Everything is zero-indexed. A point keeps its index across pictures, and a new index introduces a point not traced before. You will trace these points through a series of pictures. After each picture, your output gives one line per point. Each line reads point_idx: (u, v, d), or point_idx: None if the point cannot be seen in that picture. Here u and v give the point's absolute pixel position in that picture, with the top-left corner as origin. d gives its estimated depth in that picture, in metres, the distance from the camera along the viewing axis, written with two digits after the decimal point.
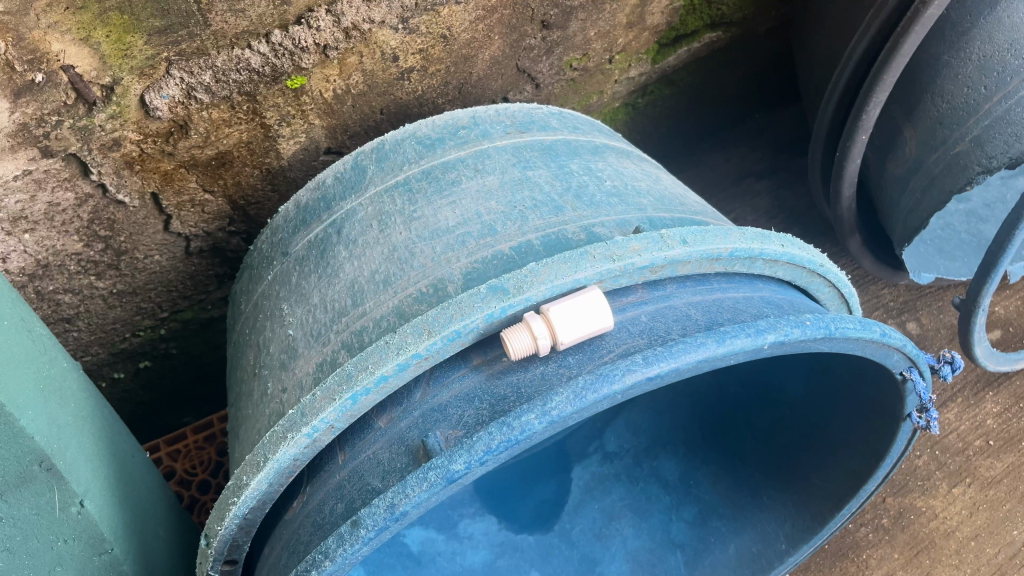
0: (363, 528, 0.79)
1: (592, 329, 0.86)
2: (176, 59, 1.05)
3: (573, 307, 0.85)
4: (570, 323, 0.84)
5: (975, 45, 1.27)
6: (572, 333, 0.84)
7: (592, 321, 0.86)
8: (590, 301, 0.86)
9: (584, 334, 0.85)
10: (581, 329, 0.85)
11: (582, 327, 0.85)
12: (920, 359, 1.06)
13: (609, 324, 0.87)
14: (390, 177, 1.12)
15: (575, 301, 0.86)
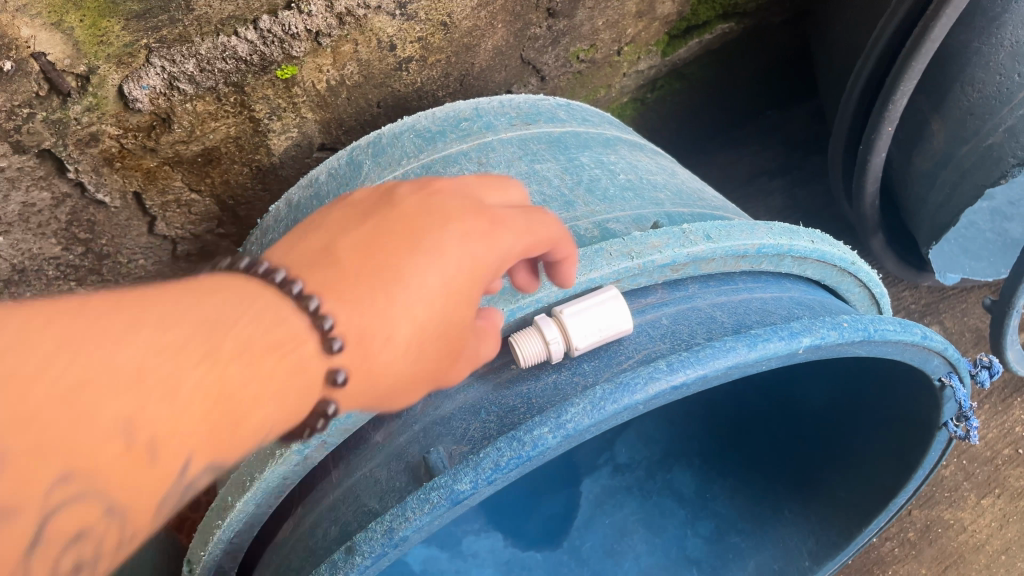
0: (359, 555, 0.72)
1: (610, 332, 0.78)
2: (157, 47, 0.97)
3: (586, 308, 0.78)
4: (583, 326, 0.77)
5: (1008, 30, 1.18)
6: (586, 338, 0.77)
7: (608, 322, 0.78)
8: (605, 302, 0.78)
9: (602, 337, 0.78)
10: (597, 333, 0.77)
11: (598, 331, 0.77)
12: (960, 363, 0.99)
13: (628, 325, 0.79)
14: (387, 172, 1.04)
15: (588, 302, 0.78)
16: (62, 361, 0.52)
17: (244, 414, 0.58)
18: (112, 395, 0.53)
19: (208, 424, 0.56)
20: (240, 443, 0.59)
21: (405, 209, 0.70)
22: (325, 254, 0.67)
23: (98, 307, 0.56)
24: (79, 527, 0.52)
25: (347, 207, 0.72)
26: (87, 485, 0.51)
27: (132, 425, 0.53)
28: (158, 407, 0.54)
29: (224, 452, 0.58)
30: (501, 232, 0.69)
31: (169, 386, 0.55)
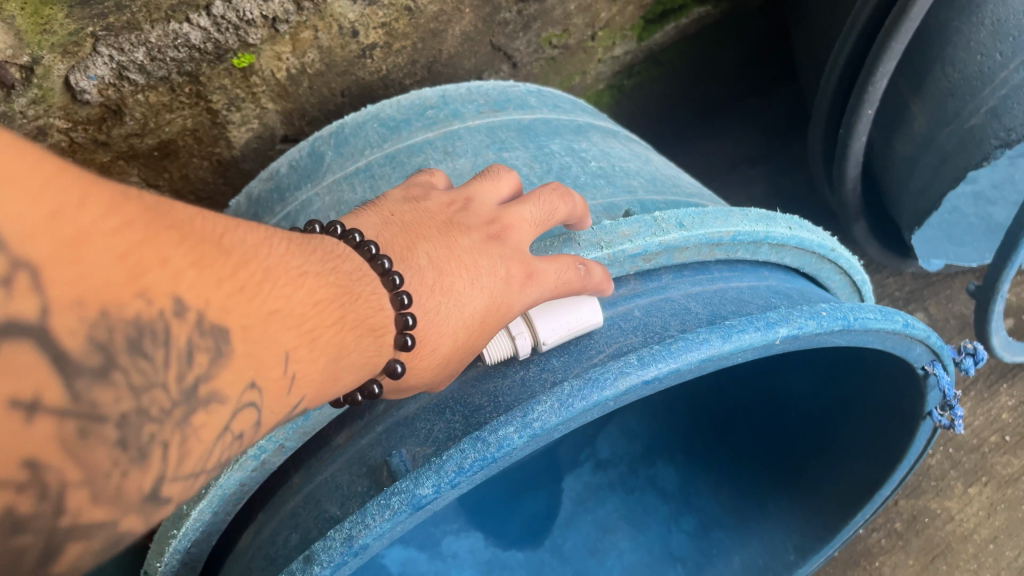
0: (317, 565, 0.68)
1: (577, 324, 0.75)
2: (104, 35, 0.92)
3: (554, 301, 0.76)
4: (547, 317, 0.75)
5: (988, 9, 1.16)
6: (551, 331, 0.75)
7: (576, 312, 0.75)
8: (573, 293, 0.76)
9: (573, 328, 0.75)
10: (565, 322, 0.75)
11: (564, 320, 0.75)
12: (944, 351, 0.96)
13: (597, 313, 0.76)
14: (350, 163, 1.00)
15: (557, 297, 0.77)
16: (267, 289, 0.54)
17: (342, 370, 0.60)
18: (287, 326, 0.54)
19: (323, 368, 0.58)
20: (334, 392, 0.61)
21: (463, 240, 0.71)
22: (413, 256, 0.69)
23: (279, 252, 0.57)
24: (240, 427, 0.50)
25: (417, 213, 0.73)
26: (254, 397, 0.51)
27: (289, 360, 0.54)
28: (308, 350, 0.56)
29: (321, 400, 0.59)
30: (533, 288, 0.72)
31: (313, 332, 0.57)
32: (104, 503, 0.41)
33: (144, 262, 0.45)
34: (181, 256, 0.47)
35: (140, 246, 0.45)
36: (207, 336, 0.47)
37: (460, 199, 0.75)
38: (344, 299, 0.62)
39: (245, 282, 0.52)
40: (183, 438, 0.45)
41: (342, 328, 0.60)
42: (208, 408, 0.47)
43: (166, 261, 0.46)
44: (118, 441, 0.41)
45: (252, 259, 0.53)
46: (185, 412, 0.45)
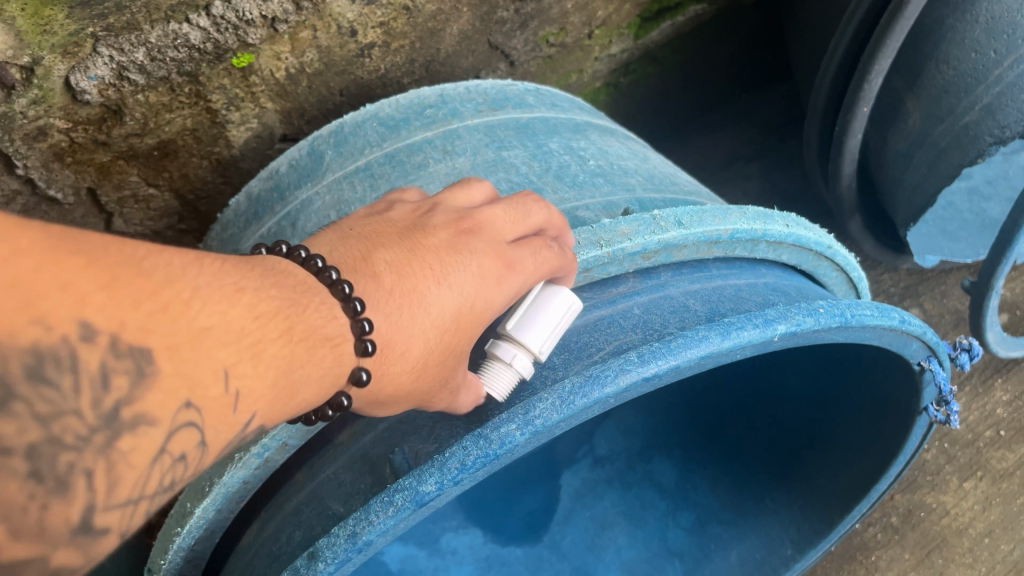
0: (321, 561, 0.68)
1: (561, 312, 0.73)
2: (104, 35, 0.93)
3: (527, 314, 0.73)
4: (532, 328, 0.72)
5: (982, 6, 1.17)
6: (541, 331, 0.72)
7: (557, 310, 0.73)
8: (542, 298, 0.74)
9: (562, 325, 0.73)
10: (555, 325, 0.73)
11: (553, 324, 0.73)
12: (940, 347, 0.97)
13: (576, 300, 0.74)
14: (350, 162, 1.01)
15: (528, 308, 0.74)
16: (198, 305, 0.52)
17: (301, 384, 0.58)
18: (227, 345, 0.52)
19: (282, 384, 0.56)
20: (297, 406, 0.59)
21: (427, 241, 0.70)
22: (368, 264, 0.67)
23: (211, 266, 0.56)
24: (181, 450, 0.50)
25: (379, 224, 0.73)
26: (191, 417, 0.50)
27: (231, 378, 0.52)
28: (253, 369, 0.54)
29: (282, 416, 0.58)
30: (514, 278, 0.71)
31: (260, 349, 0.55)
32: (26, 539, 0.42)
33: (39, 289, 0.45)
34: (102, 289, 0.47)
35: (35, 273, 0.45)
36: (123, 358, 0.47)
37: (426, 205, 0.75)
38: (300, 314, 0.59)
39: (165, 300, 0.50)
40: (109, 465, 0.46)
41: (295, 340, 0.58)
42: (135, 432, 0.47)
43: (68, 285, 0.46)
44: (31, 473, 0.43)
45: (176, 279, 0.52)
46: (106, 437, 0.46)
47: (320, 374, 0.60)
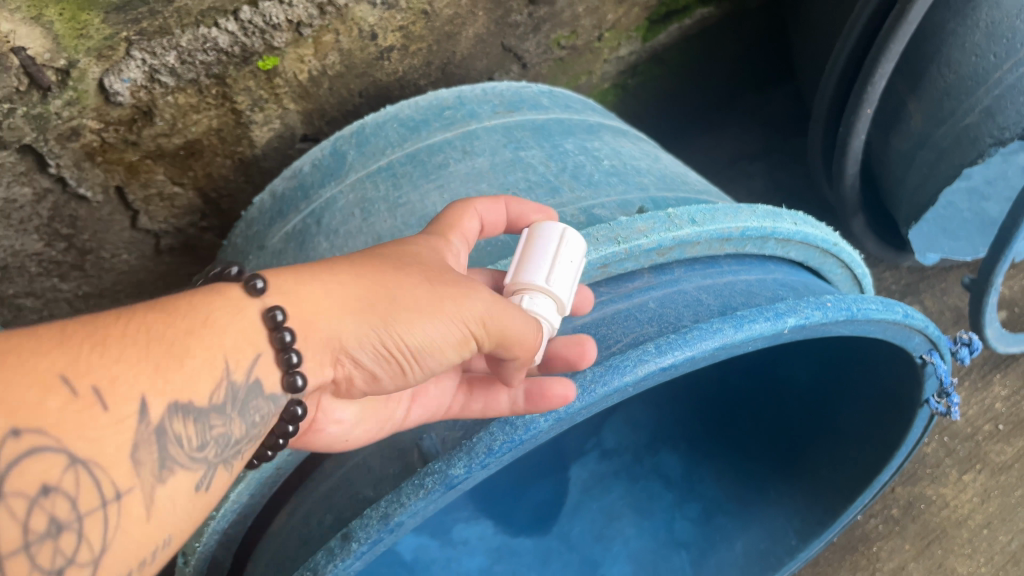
0: (355, 541, 0.72)
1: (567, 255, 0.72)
2: (137, 39, 0.96)
3: (533, 256, 0.73)
4: (540, 270, 0.72)
5: (982, 12, 1.20)
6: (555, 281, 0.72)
7: (561, 242, 0.73)
8: (543, 234, 0.74)
9: (572, 256, 0.73)
10: (563, 257, 0.72)
11: (559, 257, 0.72)
12: (941, 341, 1.00)
13: (574, 230, 0.73)
14: (372, 162, 1.04)
15: (531, 249, 0.74)
16: (29, 353, 0.53)
17: (183, 359, 0.59)
18: (45, 351, 0.53)
19: (151, 359, 0.58)
20: (195, 388, 0.60)
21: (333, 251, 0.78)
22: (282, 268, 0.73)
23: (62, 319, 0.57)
24: (45, 483, 0.51)
25: None
26: (37, 437, 0.51)
27: (70, 378, 0.53)
28: (101, 363, 0.55)
29: (180, 394, 0.59)
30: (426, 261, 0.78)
31: (104, 339, 0.56)
32: None
33: None
34: None
35: None
36: None
37: None
38: (160, 303, 0.62)
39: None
40: None
41: (158, 324, 0.59)
42: None
43: None
44: None
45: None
46: None
47: (208, 344, 0.61)
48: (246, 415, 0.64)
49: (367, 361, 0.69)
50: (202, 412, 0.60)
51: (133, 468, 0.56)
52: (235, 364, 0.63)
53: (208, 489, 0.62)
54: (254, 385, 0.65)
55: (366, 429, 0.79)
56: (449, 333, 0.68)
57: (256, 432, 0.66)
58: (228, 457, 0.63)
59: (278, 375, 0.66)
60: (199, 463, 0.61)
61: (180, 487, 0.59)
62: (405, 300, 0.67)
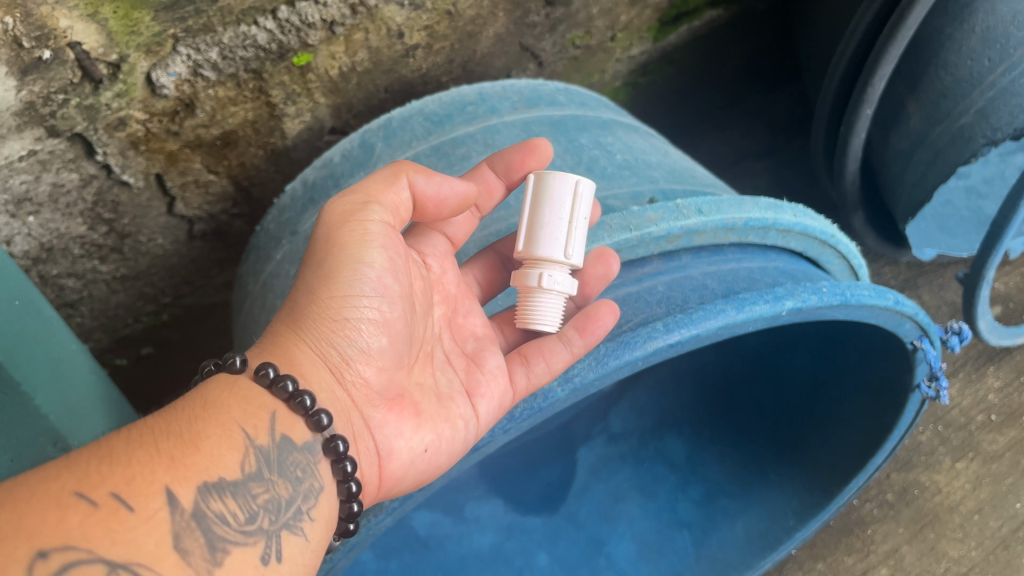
0: (389, 499, 0.83)
1: (584, 220, 0.85)
2: (183, 36, 1.04)
3: (549, 219, 0.86)
4: (559, 240, 0.85)
5: (978, 18, 1.27)
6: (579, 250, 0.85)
7: (576, 196, 0.85)
8: (555, 193, 0.85)
9: (584, 209, 0.85)
10: (579, 215, 0.85)
11: (576, 216, 0.85)
12: (931, 328, 1.07)
13: (579, 184, 0.85)
14: (399, 153, 1.11)
15: (546, 211, 0.85)
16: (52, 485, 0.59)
17: (194, 446, 0.67)
18: (60, 478, 0.60)
19: (168, 453, 0.65)
20: (216, 464, 0.67)
21: None
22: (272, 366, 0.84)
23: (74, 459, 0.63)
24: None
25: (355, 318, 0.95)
26: (68, 553, 0.56)
27: (86, 493, 0.59)
28: (116, 472, 0.62)
29: (206, 473, 0.66)
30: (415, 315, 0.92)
31: (110, 454, 0.64)
32: None
33: None
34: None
35: None
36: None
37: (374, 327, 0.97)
38: (164, 412, 0.70)
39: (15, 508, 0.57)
40: None
41: (158, 430, 0.67)
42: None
43: None
44: None
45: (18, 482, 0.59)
46: None
47: (216, 423, 0.70)
48: (284, 475, 0.72)
49: (369, 327, 0.80)
50: (236, 486, 0.67)
51: (182, 557, 0.61)
52: (255, 432, 0.72)
53: (280, 559, 0.68)
54: (283, 442, 0.74)
55: (437, 436, 0.86)
56: (371, 249, 0.80)
57: (308, 487, 0.74)
58: (286, 522, 0.70)
59: (303, 423, 0.76)
60: (256, 534, 0.67)
61: (242, 562, 0.64)
62: (325, 262, 0.79)
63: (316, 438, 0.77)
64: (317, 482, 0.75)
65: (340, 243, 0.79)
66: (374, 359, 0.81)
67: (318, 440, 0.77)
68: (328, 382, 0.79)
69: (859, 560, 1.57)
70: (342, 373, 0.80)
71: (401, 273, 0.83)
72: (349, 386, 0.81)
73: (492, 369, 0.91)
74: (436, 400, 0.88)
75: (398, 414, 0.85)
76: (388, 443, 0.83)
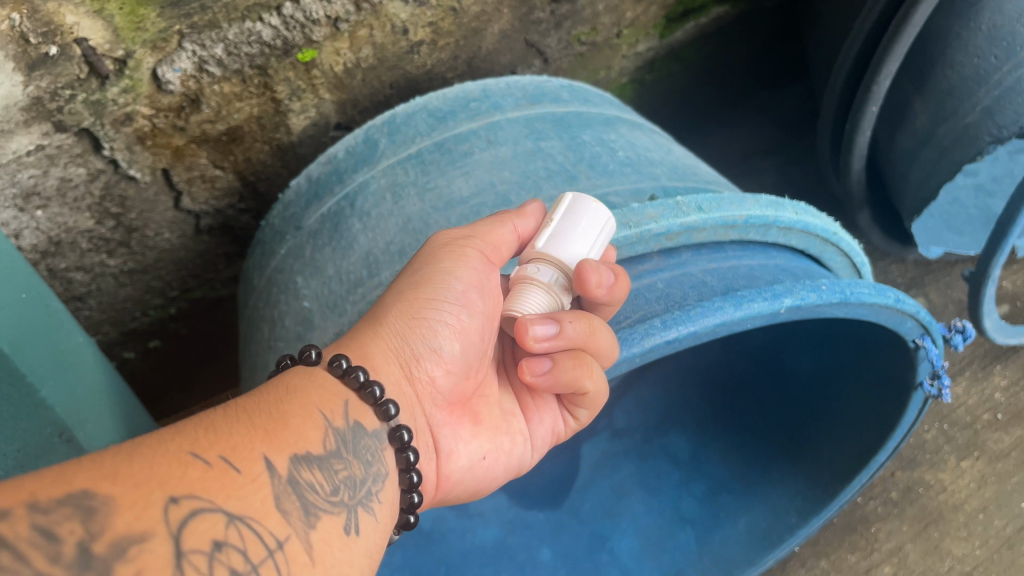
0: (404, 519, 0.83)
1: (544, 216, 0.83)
2: (189, 32, 1.05)
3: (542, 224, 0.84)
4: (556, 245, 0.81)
5: (985, 15, 1.26)
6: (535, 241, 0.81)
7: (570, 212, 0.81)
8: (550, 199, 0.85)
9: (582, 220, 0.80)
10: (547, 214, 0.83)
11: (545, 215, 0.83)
12: (933, 326, 1.07)
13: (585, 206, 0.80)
14: (402, 150, 1.11)
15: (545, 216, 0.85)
16: (165, 444, 0.59)
17: (282, 422, 0.67)
18: (171, 438, 0.59)
19: (261, 428, 0.65)
20: (303, 439, 0.67)
21: None
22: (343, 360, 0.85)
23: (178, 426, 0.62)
24: (216, 538, 0.54)
25: None
26: (195, 501, 0.55)
27: (199, 453, 0.59)
28: (219, 439, 0.62)
29: (297, 446, 0.66)
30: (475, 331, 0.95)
31: (212, 424, 0.63)
32: None
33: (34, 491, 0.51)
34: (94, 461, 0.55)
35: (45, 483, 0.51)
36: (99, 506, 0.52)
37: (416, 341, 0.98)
38: (247, 395, 0.70)
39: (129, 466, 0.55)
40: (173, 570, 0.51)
41: (247, 407, 0.67)
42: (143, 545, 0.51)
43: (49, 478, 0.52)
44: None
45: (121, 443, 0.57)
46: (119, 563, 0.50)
47: (298, 403, 0.69)
48: (358, 456, 0.72)
49: (446, 331, 0.82)
50: (321, 460, 0.67)
51: (284, 517, 0.60)
52: (332, 415, 0.71)
53: (358, 534, 0.67)
54: (356, 427, 0.73)
55: (495, 447, 0.90)
56: (465, 266, 0.82)
57: (376, 471, 0.73)
58: (361, 500, 0.69)
59: (372, 413, 0.76)
60: (339, 506, 0.66)
61: (330, 529, 0.64)
62: (421, 271, 0.82)
63: (383, 427, 0.76)
64: (383, 467, 0.74)
65: (438, 257, 0.82)
66: (443, 361, 0.82)
67: (384, 428, 0.76)
68: (398, 376, 0.80)
69: (863, 558, 1.56)
70: (413, 368, 0.81)
71: (490, 294, 0.85)
72: (417, 382, 0.82)
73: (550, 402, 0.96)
74: (497, 415, 0.92)
75: (459, 419, 0.88)
76: (448, 446, 0.86)
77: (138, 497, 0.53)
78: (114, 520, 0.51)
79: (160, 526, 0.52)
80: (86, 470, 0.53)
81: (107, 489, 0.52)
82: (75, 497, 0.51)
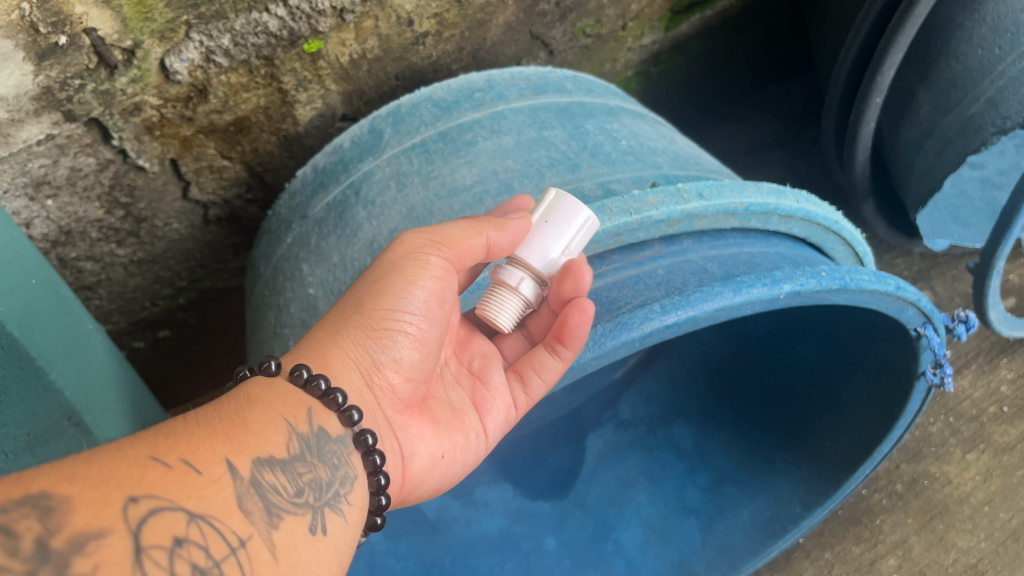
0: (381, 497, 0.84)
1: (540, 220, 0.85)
2: (196, 23, 1.06)
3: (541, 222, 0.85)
4: (540, 251, 0.84)
5: (990, 6, 1.26)
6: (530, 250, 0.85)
7: (559, 209, 0.84)
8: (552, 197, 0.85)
9: (575, 228, 0.83)
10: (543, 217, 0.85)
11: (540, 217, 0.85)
12: (935, 314, 1.06)
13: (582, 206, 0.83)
14: (406, 140, 1.12)
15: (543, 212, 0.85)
16: (130, 451, 0.59)
17: (244, 426, 0.68)
18: (130, 444, 0.60)
19: (223, 433, 0.66)
20: (266, 442, 0.68)
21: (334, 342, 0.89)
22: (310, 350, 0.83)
23: (144, 433, 0.63)
24: (176, 535, 0.55)
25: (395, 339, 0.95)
26: (154, 500, 0.56)
27: (159, 457, 0.60)
28: (180, 443, 0.63)
29: (257, 450, 0.66)
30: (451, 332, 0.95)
31: (172, 429, 0.64)
32: None
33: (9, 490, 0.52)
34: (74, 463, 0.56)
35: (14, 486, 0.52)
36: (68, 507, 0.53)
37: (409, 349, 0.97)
38: (213, 402, 0.70)
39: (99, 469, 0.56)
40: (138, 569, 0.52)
41: (207, 414, 0.68)
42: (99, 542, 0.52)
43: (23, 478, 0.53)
44: None
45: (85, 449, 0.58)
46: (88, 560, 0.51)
47: (262, 410, 0.70)
48: (323, 460, 0.72)
49: (407, 343, 0.81)
50: (284, 463, 0.68)
51: (245, 516, 0.61)
52: (296, 421, 0.72)
53: (325, 533, 0.67)
54: (320, 433, 0.73)
55: (452, 444, 0.90)
56: (427, 277, 0.80)
57: (344, 474, 0.74)
58: (328, 501, 0.70)
59: (336, 418, 0.76)
60: (304, 506, 0.67)
61: (294, 528, 0.64)
62: (379, 282, 0.80)
63: (347, 433, 0.76)
64: (351, 471, 0.75)
65: (399, 269, 0.79)
66: (404, 370, 0.82)
67: (349, 434, 0.76)
68: (359, 384, 0.80)
69: (867, 549, 1.56)
70: (374, 375, 0.80)
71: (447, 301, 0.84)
72: (377, 390, 0.81)
73: (498, 385, 0.96)
74: (451, 412, 0.92)
75: (419, 419, 0.87)
76: (410, 446, 0.86)
77: (97, 496, 0.54)
78: (72, 518, 0.52)
79: (119, 525, 0.53)
80: (45, 473, 0.54)
81: (63, 490, 0.53)
82: (31, 499, 0.51)
